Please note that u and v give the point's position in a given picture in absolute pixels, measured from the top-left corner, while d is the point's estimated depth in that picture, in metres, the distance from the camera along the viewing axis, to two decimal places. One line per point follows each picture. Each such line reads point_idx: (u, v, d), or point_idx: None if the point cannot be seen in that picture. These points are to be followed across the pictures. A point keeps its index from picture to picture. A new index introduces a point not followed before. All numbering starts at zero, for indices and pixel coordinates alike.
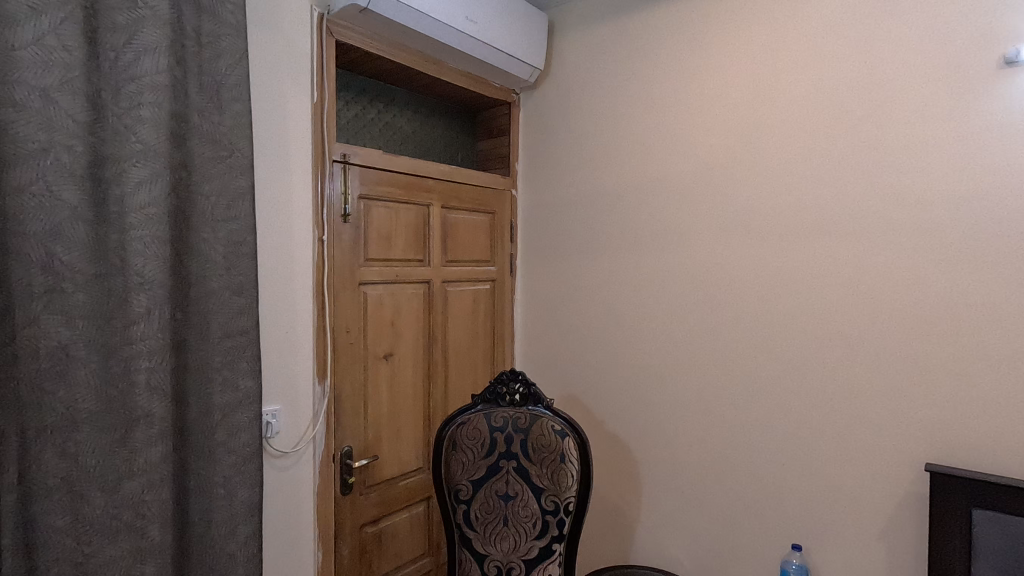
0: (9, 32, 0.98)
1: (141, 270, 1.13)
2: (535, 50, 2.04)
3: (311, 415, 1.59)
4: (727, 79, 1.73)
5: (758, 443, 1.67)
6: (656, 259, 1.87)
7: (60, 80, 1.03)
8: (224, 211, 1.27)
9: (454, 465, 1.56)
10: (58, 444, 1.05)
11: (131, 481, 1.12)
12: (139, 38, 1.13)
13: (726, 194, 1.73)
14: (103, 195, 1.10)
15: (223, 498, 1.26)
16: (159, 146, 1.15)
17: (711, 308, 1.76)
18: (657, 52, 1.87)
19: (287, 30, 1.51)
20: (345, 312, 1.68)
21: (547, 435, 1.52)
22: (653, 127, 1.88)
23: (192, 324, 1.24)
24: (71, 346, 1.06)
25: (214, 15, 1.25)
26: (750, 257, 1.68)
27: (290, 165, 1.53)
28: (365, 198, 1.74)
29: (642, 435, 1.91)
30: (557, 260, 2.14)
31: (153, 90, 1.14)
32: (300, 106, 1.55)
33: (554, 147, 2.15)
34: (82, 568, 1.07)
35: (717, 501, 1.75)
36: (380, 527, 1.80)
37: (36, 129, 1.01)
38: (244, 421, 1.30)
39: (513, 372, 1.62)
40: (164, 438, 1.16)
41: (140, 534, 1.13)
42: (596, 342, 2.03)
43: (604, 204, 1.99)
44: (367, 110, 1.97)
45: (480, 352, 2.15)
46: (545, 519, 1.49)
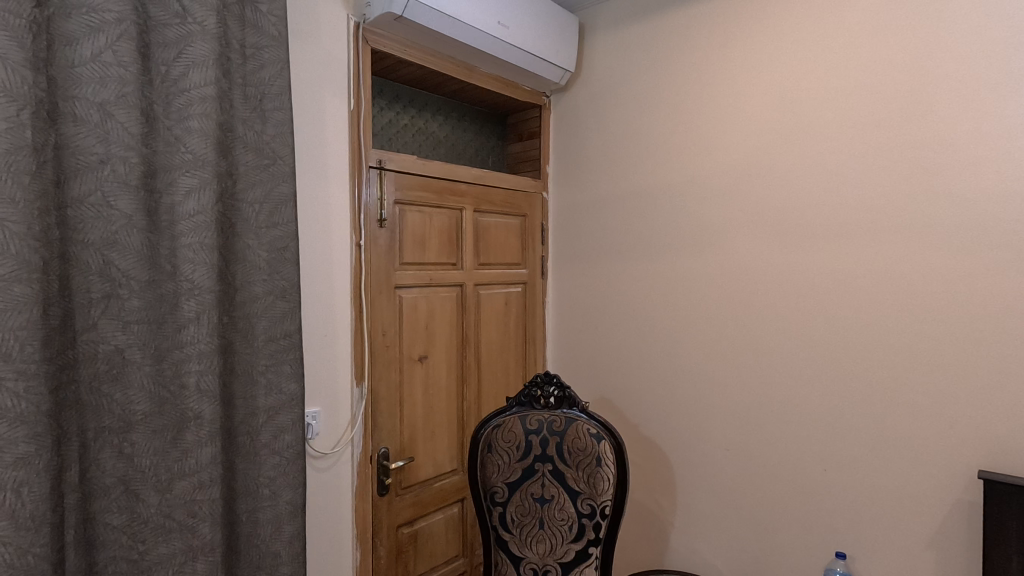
0: (70, 53, 1.03)
1: (190, 277, 1.16)
2: (565, 52, 2.04)
3: (350, 417, 1.62)
4: (762, 80, 1.70)
5: (798, 447, 1.64)
6: (690, 261, 1.85)
7: (116, 94, 1.07)
8: (267, 218, 1.30)
9: (489, 467, 1.56)
10: (115, 445, 1.11)
11: (183, 481, 1.16)
12: (188, 51, 1.16)
13: (761, 195, 1.70)
14: (155, 204, 1.15)
15: (269, 498, 1.30)
16: (208, 155, 1.18)
17: (747, 310, 1.73)
18: (688, 54, 1.85)
19: (324, 39, 1.54)
20: (381, 315, 1.71)
21: (582, 438, 1.51)
22: (686, 129, 1.86)
23: (238, 328, 1.27)
24: (127, 350, 1.11)
25: (257, 28, 1.29)
26: (786, 257, 1.65)
27: (328, 171, 1.56)
28: (400, 203, 1.77)
29: (676, 439, 1.89)
30: (589, 262, 2.14)
31: (201, 101, 1.17)
32: (337, 113, 1.58)
33: (585, 149, 2.14)
34: (138, 565, 1.13)
35: (755, 506, 1.72)
36: (416, 527, 1.83)
37: (95, 142, 1.06)
38: (289, 422, 1.33)
39: (547, 374, 1.61)
40: (214, 439, 1.19)
41: (192, 532, 1.16)
42: (628, 344, 2.02)
43: (637, 205, 1.98)
44: (400, 115, 1.99)
45: (512, 354, 2.16)
46: (581, 522, 1.49)
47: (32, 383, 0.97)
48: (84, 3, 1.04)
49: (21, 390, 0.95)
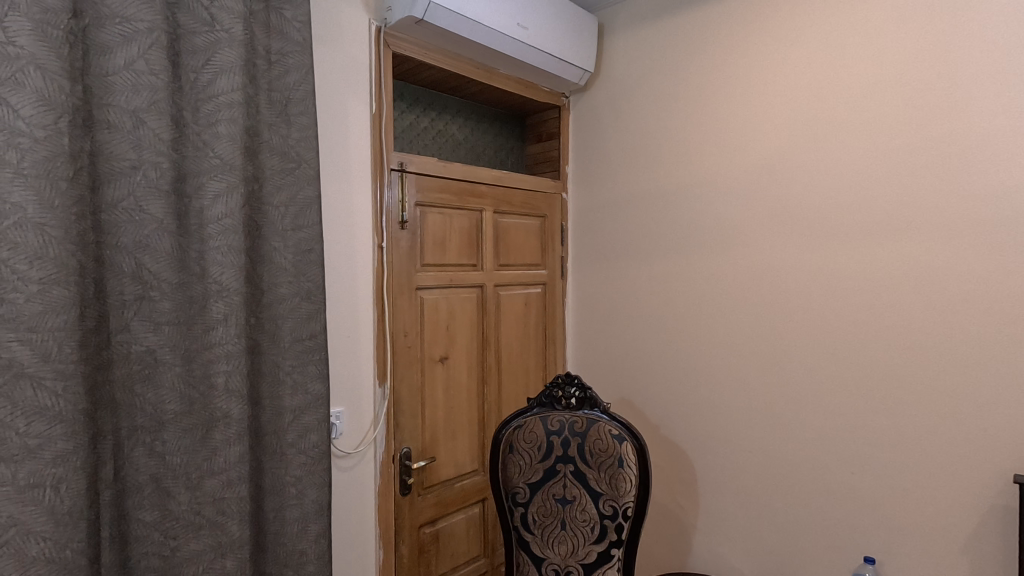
0: (104, 61, 1.06)
1: (218, 279, 1.18)
2: (585, 52, 2.04)
3: (372, 417, 1.64)
4: (785, 78, 1.68)
5: (824, 449, 1.61)
6: (712, 262, 1.84)
7: (148, 101, 1.10)
8: (293, 220, 1.32)
9: (511, 468, 1.57)
10: (147, 443, 1.14)
11: (212, 479, 1.18)
12: (216, 58, 1.18)
13: (786, 194, 1.68)
14: (185, 208, 1.18)
15: (295, 497, 1.32)
16: (235, 160, 1.20)
17: (771, 310, 1.71)
18: (709, 52, 1.84)
19: (347, 44, 1.56)
20: (403, 316, 1.72)
21: (604, 439, 1.51)
22: (707, 128, 1.84)
23: (265, 329, 1.30)
24: (158, 350, 1.14)
25: (283, 34, 1.31)
26: (811, 257, 1.63)
27: (351, 174, 1.58)
28: (421, 205, 1.78)
29: (699, 440, 1.88)
30: (609, 262, 2.13)
31: (228, 106, 1.19)
32: (359, 117, 1.60)
33: (605, 149, 2.14)
34: (169, 561, 1.15)
35: (780, 510, 1.70)
36: (437, 527, 1.84)
37: (128, 148, 1.09)
38: (314, 422, 1.35)
39: (568, 375, 1.61)
40: (241, 438, 1.21)
41: (221, 529, 1.19)
42: (650, 345, 2.01)
43: (657, 205, 1.97)
44: (420, 118, 2.01)
45: (532, 354, 2.16)
46: (603, 523, 1.49)
47: (69, 382, 0.99)
48: (117, 13, 1.07)
49: (59, 389, 0.98)
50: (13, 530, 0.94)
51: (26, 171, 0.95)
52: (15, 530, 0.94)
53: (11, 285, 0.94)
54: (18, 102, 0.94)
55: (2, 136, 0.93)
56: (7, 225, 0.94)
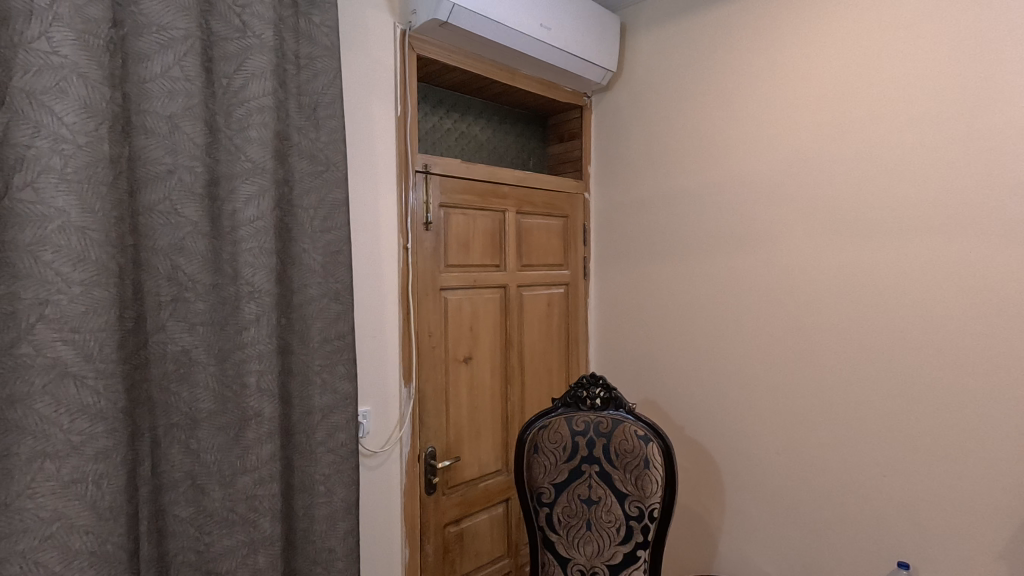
0: (141, 68, 1.09)
1: (250, 280, 1.21)
2: (607, 51, 2.03)
3: (398, 417, 1.65)
4: (813, 75, 1.65)
5: (855, 450, 1.59)
6: (738, 261, 1.82)
7: (183, 107, 1.13)
8: (322, 222, 1.34)
9: (536, 468, 1.57)
10: (182, 441, 1.17)
11: (244, 476, 1.21)
12: (248, 63, 1.21)
13: (813, 191, 1.65)
14: (218, 211, 1.20)
15: (324, 494, 1.34)
16: (266, 163, 1.22)
17: (800, 310, 1.68)
18: (734, 50, 1.82)
19: (373, 48, 1.58)
20: (428, 316, 1.73)
21: (629, 440, 1.50)
22: (732, 127, 1.83)
23: (295, 329, 1.32)
24: (193, 350, 1.17)
25: (311, 39, 1.33)
26: (840, 256, 1.60)
27: (377, 176, 1.60)
28: (444, 206, 1.79)
29: (724, 441, 1.86)
30: (632, 262, 2.12)
31: (260, 111, 1.22)
32: (385, 119, 1.61)
33: (628, 149, 2.12)
34: (204, 556, 1.18)
35: (809, 512, 1.68)
36: (462, 527, 1.85)
37: (164, 153, 1.12)
38: (342, 421, 1.37)
39: (593, 376, 1.61)
40: (273, 437, 1.24)
41: (253, 526, 1.21)
42: (674, 345, 1.99)
43: (681, 203, 1.95)
44: (443, 120, 2.02)
45: (555, 354, 2.16)
46: (629, 524, 1.48)
47: (109, 381, 1.02)
48: (153, 22, 1.10)
49: (100, 387, 1.01)
50: (57, 524, 0.97)
51: (70, 177, 0.98)
52: (60, 524, 0.97)
53: (55, 287, 0.97)
54: (62, 110, 0.97)
55: (46, 143, 0.96)
56: (51, 228, 0.97)
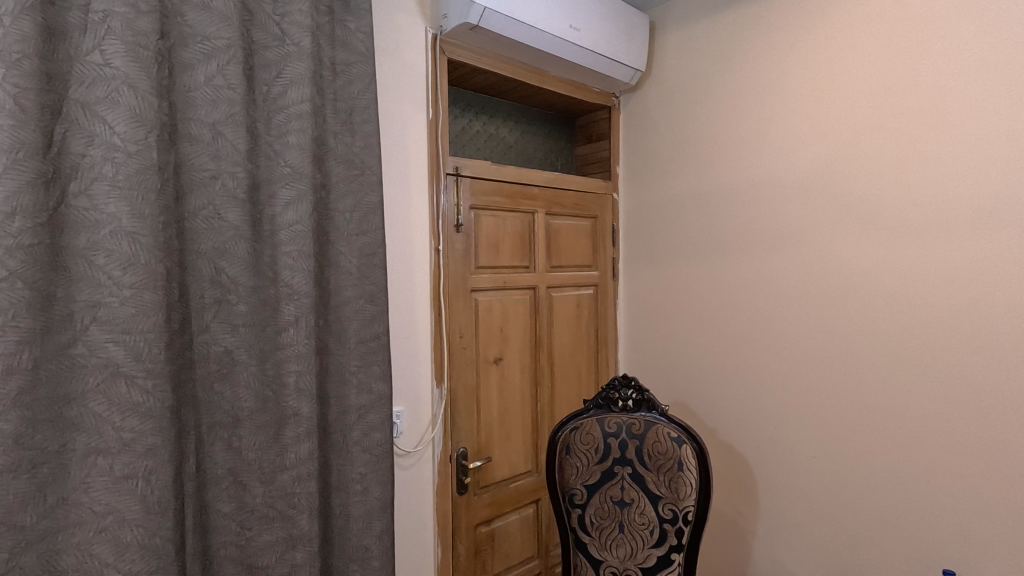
0: (187, 78, 1.13)
1: (289, 282, 1.23)
2: (636, 51, 2.02)
3: (430, 417, 1.67)
4: (849, 70, 1.61)
5: (895, 455, 1.54)
6: (772, 261, 1.78)
7: (226, 114, 1.16)
8: (357, 226, 1.36)
9: (568, 469, 1.57)
10: (224, 439, 1.20)
11: (284, 473, 1.24)
12: (287, 71, 1.24)
13: (850, 189, 1.61)
14: (259, 215, 1.23)
15: (359, 493, 1.36)
16: (305, 168, 1.25)
17: (836, 311, 1.64)
18: (767, 47, 1.78)
19: (406, 52, 1.60)
20: (459, 317, 1.74)
21: (663, 442, 1.49)
22: (766, 125, 1.79)
23: (332, 331, 1.34)
24: (235, 351, 1.20)
25: (347, 45, 1.36)
26: (879, 255, 1.56)
27: (409, 179, 1.62)
28: (475, 208, 1.81)
29: (759, 444, 1.83)
30: (662, 263, 2.10)
31: (298, 117, 1.25)
32: (416, 122, 1.63)
33: (657, 148, 2.11)
34: (245, 550, 1.21)
35: (848, 518, 1.64)
36: (492, 527, 1.86)
37: (207, 160, 1.15)
38: (377, 421, 1.39)
39: (625, 377, 1.60)
40: (311, 436, 1.26)
41: (292, 522, 1.24)
42: (706, 346, 1.97)
43: (713, 203, 1.93)
44: (472, 122, 2.04)
45: (585, 356, 2.16)
46: (663, 527, 1.47)
47: (158, 381, 1.05)
48: (199, 32, 1.13)
49: (150, 387, 1.04)
50: (110, 518, 1.01)
51: (121, 184, 1.02)
52: (112, 517, 1.01)
53: (107, 290, 1.01)
54: (113, 119, 1.01)
55: (99, 151, 1.00)
56: (104, 234, 1.01)
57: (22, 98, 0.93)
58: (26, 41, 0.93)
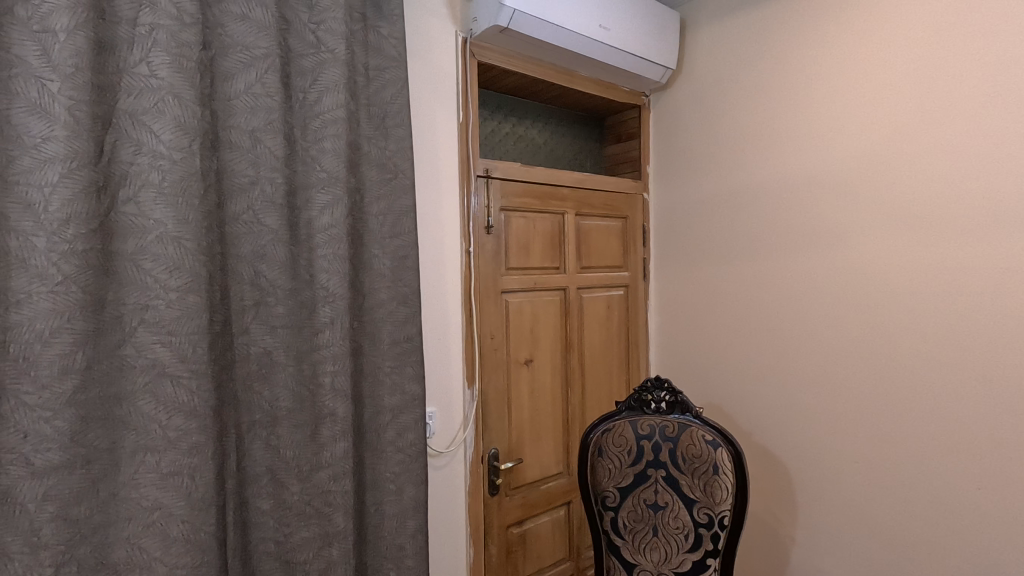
0: (227, 87, 1.16)
1: (325, 285, 1.26)
2: (667, 49, 2.00)
3: (462, 418, 1.68)
4: (888, 63, 1.56)
5: (942, 461, 1.48)
6: (809, 260, 1.73)
7: (264, 121, 1.19)
8: (390, 228, 1.38)
9: (600, 471, 1.55)
10: (263, 438, 1.23)
11: (321, 471, 1.26)
12: (322, 78, 1.26)
13: (891, 186, 1.56)
14: (296, 219, 1.26)
15: (393, 492, 1.38)
16: (340, 172, 1.27)
17: (877, 311, 1.59)
18: (802, 40, 1.74)
19: (436, 56, 1.62)
20: (490, 319, 1.75)
21: (697, 445, 1.46)
22: (801, 121, 1.75)
23: (366, 332, 1.36)
24: (273, 352, 1.23)
25: (380, 50, 1.38)
26: (923, 253, 1.50)
27: (440, 182, 1.63)
28: (505, 209, 1.81)
29: (796, 448, 1.78)
30: (695, 264, 2.07)
31: (333, 123, 1.27)
32: (447, 125, 1.65)
33: (688, 147, 2.08)
34: (283, 547, 1.24)
35: (892, 526, 1.58)
36: (524, 528, 1.86)
37: (247, 166, 1.19)
38: (410, 421, 1.41)
39: (657, 379, 1.58)
40: (346, 435, 1.29)
41: (328, 519, 1.27)
42: (740, 348, 1.93)
43: (746, 202, 1.89)
44: (502, 124, 2.04)
45: (616, 357, 2.14)
46: (698, 532, 1.44)
47: (202, 381, 1.09)
48: (238, 42, 1.17)
49: (194, 386, 1.08)
50: (157, 513, 1.04)
51: (166, 191, 1.05)
52: (159, 512, 1.04)
53: (154, 293, 1.04)
54: (159, 128, 1.05)
55: (146, 159, 1.04)
56: (151, 239, 1.04)
57: (75, 110, 0.97)
58: (79, 55, 0.97)
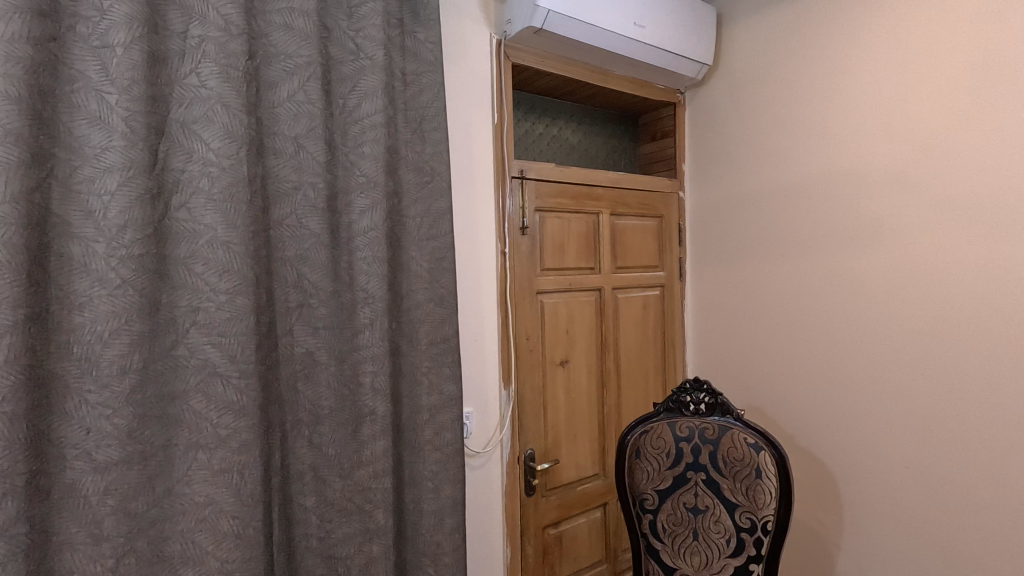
0: (272, 95, 1.20)
1: (365, 287, 1.28)
2: (703, 44, 1.96)
3: (499, 419, 1.69)
4: (937, 53, 1.50)
5: (1000, 468, 1.41)
6: (853, 258, 1.68)
7: (306, 128, 1.23)
8: (427, 230, 1.40)
9: (638, 473, 1.54)
10: (307, 436, 1.26)
11: (361, 468, 1.29)
12: (361, 83, 1.29)
13: (942, 180, 1.49)
14: (337, 222, 1.29)
15: (431, 490, 1.40)
16: (378, 176, 1.30)
17: (928, 311, 1.53)
18: (843, 32, 1.68)
19: (471, 59, 1.63)
20: (526, 320, 1.75)
21: (739, 448, 1.43)
22: (843, 115, 1.69)
23: (404, 332, 1.38)
24: (315, 352, 1.26)
25: (416, 55, 1.40)
26: (978, 250, 1.43)
27: (475, 183, 1.64)
28: (540, 210, 1.81)
29: (842, 453, 1.73)
30: (733, 263, 2.03)
31: (372, 128, 1.30)
32: (482, 127, 1.66)
33: (726, 144, 2.04)
34: (325, 542, 1.27)
35: (946, 534, 1.51)
36: (560, 530, 1.85)
37: (290, 171, 1.22)
38: (448, 421, 1.42)
39: (696, 381, 1.56)
40: (385, 434, 1.31)
41: (369, 516, 1.29)
42: (781, 349, 1.88)
43: (786, 199, 1.84)
44: (535, 125, 2.05)
45: (652, 358, 2.12)
46: (740, 536, 1.41)
47: (250, 381, 1.12)
48: (282, 51, 1.20)
49: (242, 386, 1.11)
50: (209, 509, 1.08)
51: (216, 196, 1.09)
52: (211, 508, 1.08)
53: (205, 295, 1.08)
54: (208, 136, 1.09)
55: (197, 166, 1.08)
56: (202, 243, 1.08)
57: (132, 121, 1.02)
58: (135, 69, 1.02)
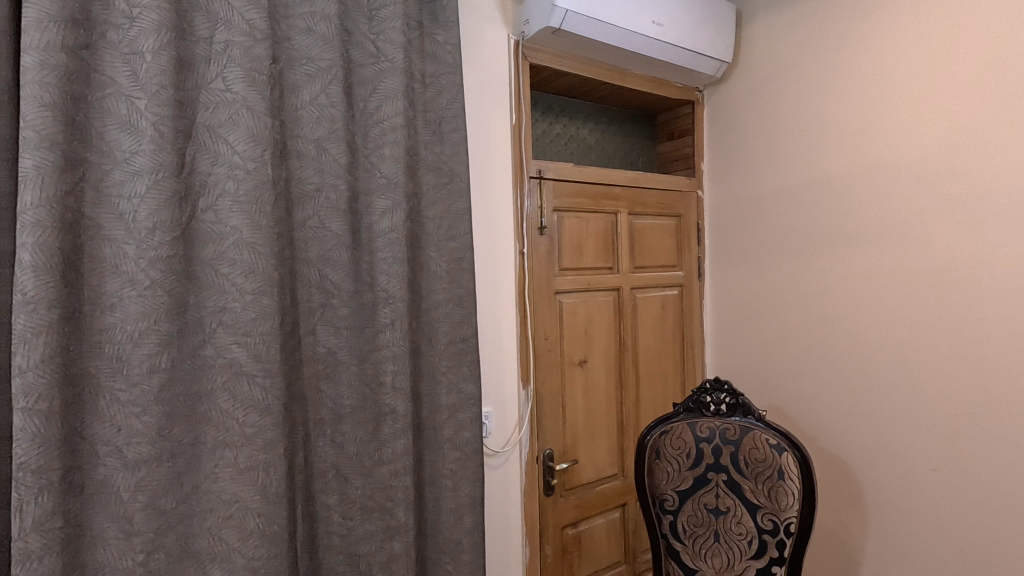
0: (294, 98, 1.22)
1: (385, 287, 1.30)
2: (722, 41, 1.95)
3: (518, 419, 1.69)
4: (963, 47, 1.46)
5: None
6: (876, 257, 1.65)
7: (328, 131, 1.24)
8: (446, 231, 1.41)
9: (658, 474, 1.53)
10: (329, 434, 1.27)
11: (382, 467, 1.30)
12: (382, 86, 1.30)
13: (969, 177, 1.46)
14: (358, 223, 1.30)
15: (451, 489, 1.40)
16: (398, 177, 1.31)
17: (954, 310, 1.49)
18: (865, 27, 1.66)
19: (490, 61, 1.64)
20: (544, 319, 1.75)
21: (761, 449, 1.42)
22: (866, 111, 1.66)
23: (424, 332, 1.40)
24: (337, 352, 1.27)
25: (436, 57, 1.41)
26: (1007, 248, 1.40)
27: (493, 184, 1.65)
28: (558, 210, 1.81)
29: (865, 454, 1.70)
30: (753, 262, 2.01)
31: (392, 129, 1.31)
32: (501, 128, 1.66)
33: (745, 141, 2.02)
34: (347, 539, 1.28)
35: (973, 538, 1.48)
36: (579, 530, 1.85)
37: (313, 174, 1.24)
38: (467, 420, 1.43)
39: (717, 381, 1.55)
40: (406, 433, 1.32)
41: (390, 514, 1.30)
42: (802, 349, 1.86)
43: (807, 197, 1.82)
44: (553, 125, 2.05)
45: (671, 358, 2.10)
46: (762, 538, 1.40)
47: (275, 380, 1.14)
48: (304, 55, 1.22)
49: (267, 385, 1.13)
50: (235, 506, 1.10)
51: (241, 199, 1.11)
52: (237, 505, 1.10)
53: (231, 296, 1.10)
54: (234, 139, 1.11)
55: (223, 169, 1.10)
56: (227, 245, 1.10)
57: (160, 125, 1.04)
58: (163, 74, 1.04)
